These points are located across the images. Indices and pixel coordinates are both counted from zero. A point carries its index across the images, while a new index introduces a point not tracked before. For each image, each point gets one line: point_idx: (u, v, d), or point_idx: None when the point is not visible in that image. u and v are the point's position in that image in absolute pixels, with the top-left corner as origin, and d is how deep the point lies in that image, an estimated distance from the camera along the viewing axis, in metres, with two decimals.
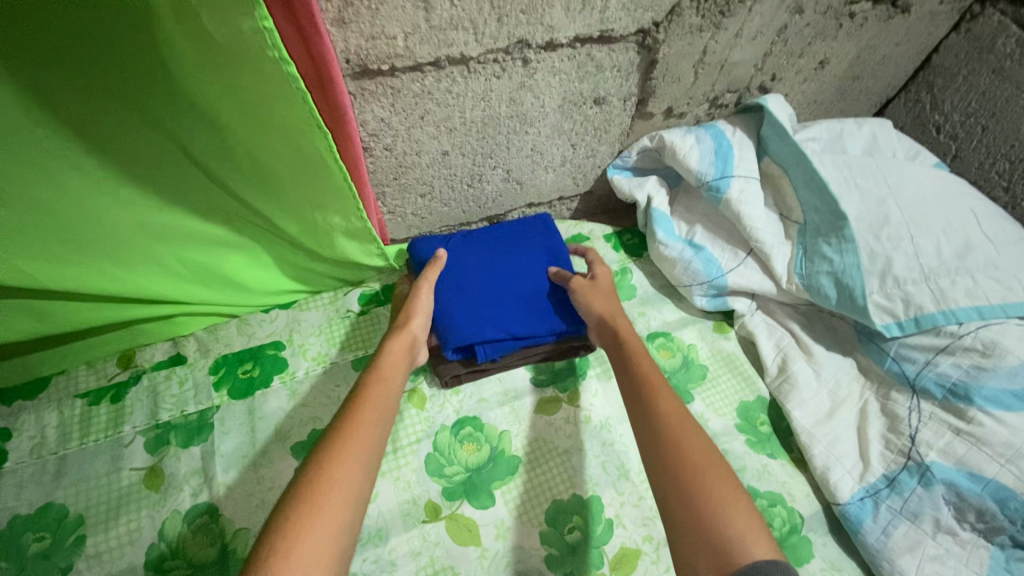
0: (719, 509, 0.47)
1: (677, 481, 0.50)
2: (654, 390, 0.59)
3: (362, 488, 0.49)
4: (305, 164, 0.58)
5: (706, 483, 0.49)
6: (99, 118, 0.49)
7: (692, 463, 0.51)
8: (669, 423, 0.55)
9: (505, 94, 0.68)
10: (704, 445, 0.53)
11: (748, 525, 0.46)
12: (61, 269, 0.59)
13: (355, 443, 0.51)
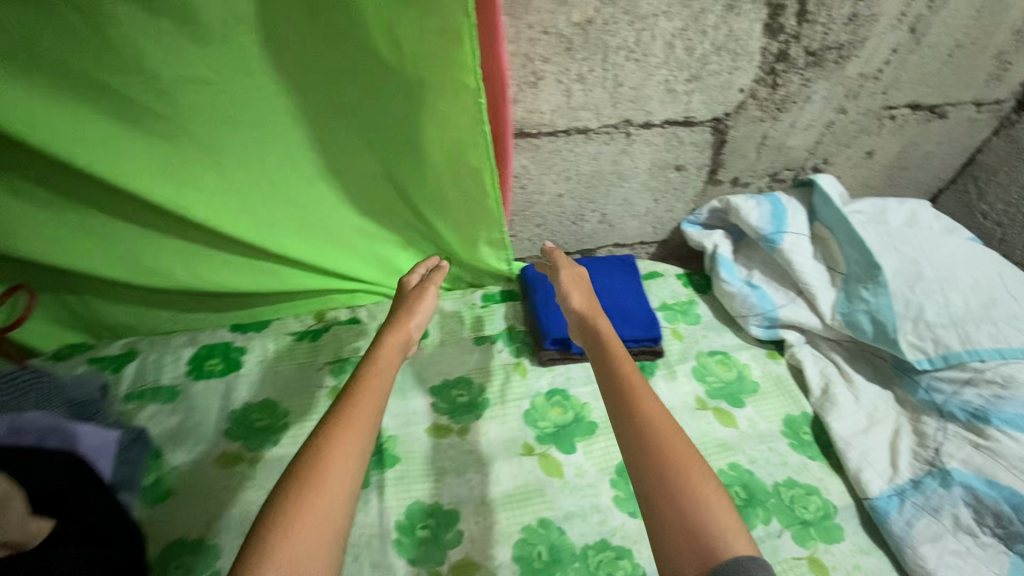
0: (702, 509, 0.50)
1: (659, 479, 0.52)
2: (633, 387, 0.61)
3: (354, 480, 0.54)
4: (472, 202, 0.88)
5: (687, 483, 0.51)
6: (357, 157, 0.83)
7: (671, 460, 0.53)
8: (650, 425, 0.56)
9: (611, 156, 0.94)
10: (688, 446, 0.54)
11: (732, 529, 0.49)
12: (302, 244, 0.91)
13: (344, 440, 0.55)
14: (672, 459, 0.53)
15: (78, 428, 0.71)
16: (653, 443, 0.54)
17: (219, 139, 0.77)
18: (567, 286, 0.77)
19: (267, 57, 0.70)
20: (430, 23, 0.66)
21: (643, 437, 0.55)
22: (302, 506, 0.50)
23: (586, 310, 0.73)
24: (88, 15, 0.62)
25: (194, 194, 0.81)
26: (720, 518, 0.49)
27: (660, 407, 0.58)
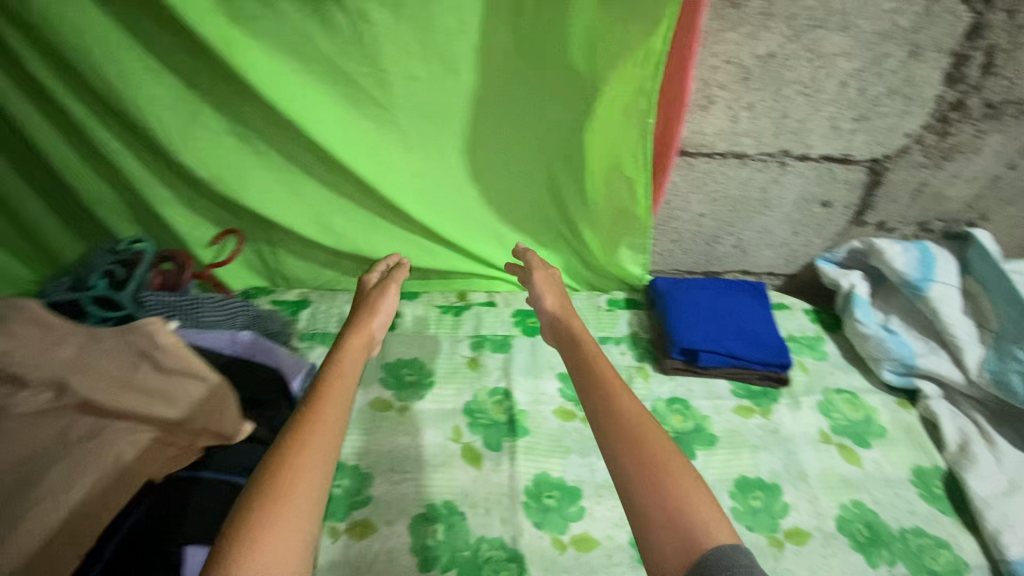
0: (680, 499, 0.47)
1: (638, 470, 0.49)
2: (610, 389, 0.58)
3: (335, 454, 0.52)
4: (622, 210, 0.96)
5: (667, 472, 0.49)
6: (525, 161, 0.94)
7: (643, 449, 0.51)
8: (620, 418, 0.54)
9: (761, 184, 0.98)
10: (658, 432, 0.53)
11: (714, 516, 0.46)
12: (462, 228, 1.02)
13: (327, 413, 0.55)
14: (644, 451, 0.51)
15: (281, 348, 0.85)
16: (630, 438, 0.52)
17: (415, 127, 0.90)
18: (540, 284, 0.82)
19: (473, 58, 0.82)
20: (617, 37, 0.76)
21: (619, 432, 0.53)
22: (285, 481, 0.47)
23: (558, 309, 0.76)
24: (351, 16, 0.77)
25: (386, 172, 0.94)
26: (697, 505, 0.47)
27: (629, 395, 0.57)
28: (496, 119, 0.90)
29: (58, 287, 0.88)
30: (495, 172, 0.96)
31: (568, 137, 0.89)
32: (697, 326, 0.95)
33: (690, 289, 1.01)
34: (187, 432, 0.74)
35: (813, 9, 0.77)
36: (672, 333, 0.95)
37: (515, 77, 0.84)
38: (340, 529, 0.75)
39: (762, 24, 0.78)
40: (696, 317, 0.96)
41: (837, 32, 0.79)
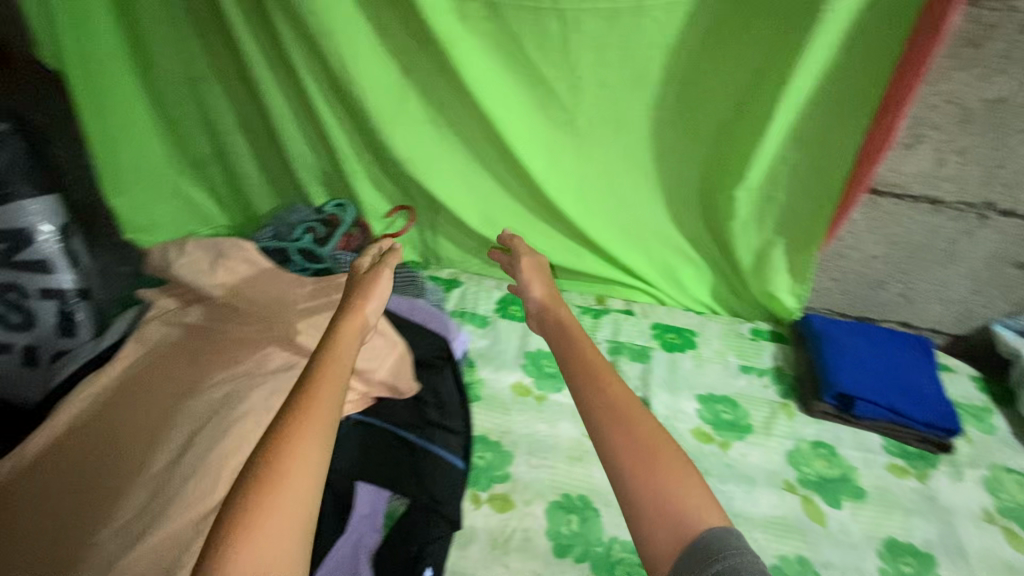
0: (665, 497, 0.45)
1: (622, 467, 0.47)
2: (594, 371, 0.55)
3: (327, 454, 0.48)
4: (786, 245, 0.95)
5: (658, 465, 0.47)
6: (692, 182, 0.96)
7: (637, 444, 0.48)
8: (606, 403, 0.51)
9: (950, 234, 0.91)
10: (649, 426, 0.50)
11: (705, 505, 0.45)
12: (615, 234, 1.04)
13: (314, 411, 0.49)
14: (639, 445, 0.48)
15: (451, 321, 0.93)
16: (617, 435, 0.49)
17: (591, 129, 0.93)
18: (525, 274, 0.76)
19: (670, 69, 0.85)
20: (842, 23, 0.72)
21: (601, 426, 0.50)
22: (265, 506, 0.43)
23: (546, 297, 0.72)
24: (565, 23, 0.81)
25: (556, 171, 0.98)
26: (687, 496, 0.45)
27: (619, 384, 0.53)
28: (677, 140, 0.92)
29: (272, 235, 1.03)
30: (658, 185, 0.98)
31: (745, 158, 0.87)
32: (857, 372, 0.91)
33: (847, 333, 0.97)
34: (363, 379, 0.79)
35: None
36: (825, 375, 0.92)
37: (708, 99, 0.87)
38: (481, 497, 0.79)
39: (999, 68, 0.74)
40: (853, 362, 0.92)
41: None
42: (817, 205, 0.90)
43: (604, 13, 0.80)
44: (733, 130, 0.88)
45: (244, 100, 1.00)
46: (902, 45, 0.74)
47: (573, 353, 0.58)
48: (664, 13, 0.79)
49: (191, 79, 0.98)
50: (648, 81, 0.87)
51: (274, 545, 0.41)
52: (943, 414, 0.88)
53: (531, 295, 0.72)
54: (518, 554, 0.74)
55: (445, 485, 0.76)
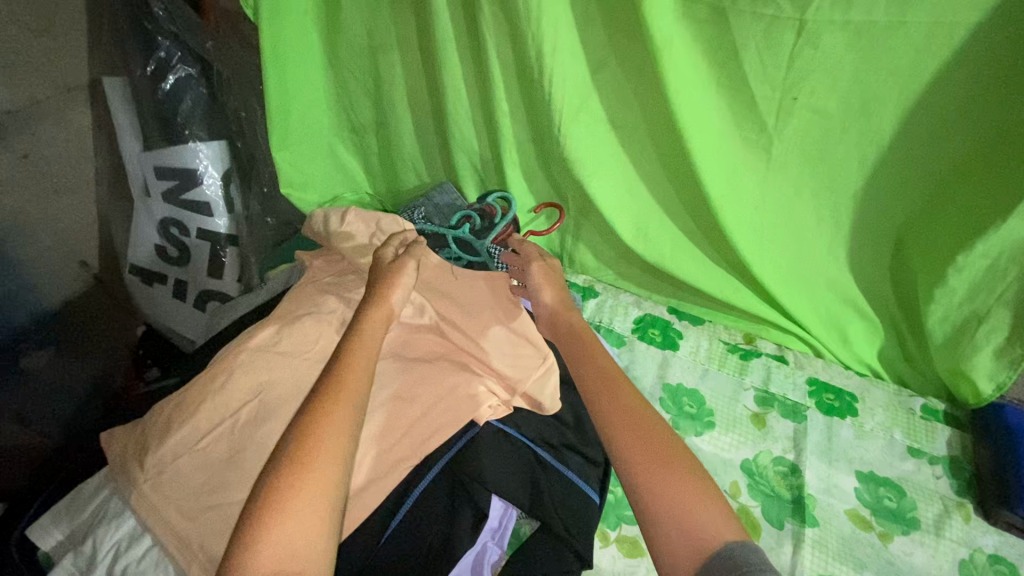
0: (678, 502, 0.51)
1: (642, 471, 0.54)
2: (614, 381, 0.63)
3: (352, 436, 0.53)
4: (987, 340, 0.80)
5: (662, 473, 0.53)
6: (894, 240, 0.85)
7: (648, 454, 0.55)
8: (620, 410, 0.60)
9: None
10: (660, 440, 0.56)
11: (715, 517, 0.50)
12: (783, 274, 0.93)
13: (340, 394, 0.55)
14: (654, 452, 0.55)
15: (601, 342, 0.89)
16: (629, 445, 0.56)
17: (787, 159, 0.82)
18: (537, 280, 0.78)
19: (908, 107, 0.73)
20: None
21: (616, 434, 0.57)
22: (302, 475, 0.48)
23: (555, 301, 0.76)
24: (799, 36, 0.70)
25: (734, 196, 0.87)
26: (695, 505, 0.51)
27: (631, 397, 0.61)
28: (889, 191, 0.81)
29: (423, 217, 1.02)
30: (849, 234, 0.87)
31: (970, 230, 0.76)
32: None
33: None
34: (509, 387, 0.77)
35: None
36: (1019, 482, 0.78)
37: (941, 155, 0.75)
38: (609, 537, 0.74)
39: None
40: None
41: None
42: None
43: (851, 30, 0.68)
44: (964, 196, 0.76)
45: (418, 75, 0.97)
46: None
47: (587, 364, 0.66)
48: (927, 37, 0.66)
49: (372, 47, 0.97)
50: (875, 115, 0.75)
51: (304, 517, 0.47)
52: None
53: (543, 303, 0.76)
54: None
55: (580, 516, 0.70)
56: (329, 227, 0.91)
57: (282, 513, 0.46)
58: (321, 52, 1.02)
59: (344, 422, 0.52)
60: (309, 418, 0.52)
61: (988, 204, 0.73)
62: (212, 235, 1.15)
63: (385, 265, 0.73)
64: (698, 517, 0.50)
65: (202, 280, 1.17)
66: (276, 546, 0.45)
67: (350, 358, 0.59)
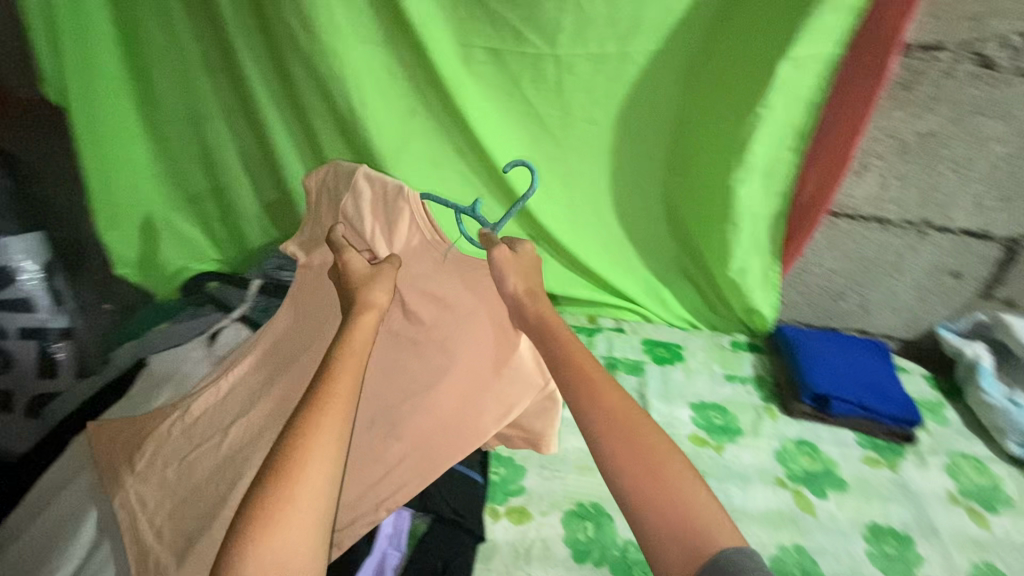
0: (684, 503, 0.50)
1: (634, 478, 0.52)
2: (576, 367, 0.60)
3: (339, 460, 0.52)
4: (756, 275, 1.03)
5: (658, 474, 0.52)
6: (657, 225, 1.05)
7: (635, 460, 0.52)
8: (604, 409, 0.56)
9: (897, 249, 1.04)
10: (649, 440, 0.54)
11: (719, 524, 0.48)
12: (603, 263, 1.09)
13: (330, 413, 0.53)
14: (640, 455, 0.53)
15: None
16: (612, 445, 0.54)
17: (580, 164, 1.00)
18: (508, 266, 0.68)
19: (644, 113, 0.94)
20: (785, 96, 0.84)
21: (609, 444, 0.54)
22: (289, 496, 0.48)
23: (526, 290, 0.67)
24: (560, 65, 0.89)
25: (549, 202, 1.04)
26: (699, 509, 0.49)
27: (616, 396, 0.57)
28: (643, 186, 1.02)
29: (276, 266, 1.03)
30: (635, 220, 1.05)
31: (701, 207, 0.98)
32: (829, 375, 1.01)
33: (814, 340, 1.07)
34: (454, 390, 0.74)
35: (976, 98, 0.86)
36: (801, 378, 1.01)
37: (670, 151, 0.98)
38: (499, 511, 0.82)
39: (928, 107, 0.88)
40: (825, 365, 1.02)
41: (996, 119, 0.88)
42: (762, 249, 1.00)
43: (595, 57, 0.88)
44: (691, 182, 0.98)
45: (245, 138, 1.03)
46: (835, 89, 0.85)
47: (557, 347, 0.63)
48: (647, 58, 0.89)
49: (193, 117, 1.01)
50: (632, 119, 0.95)
51: (291, 537, 0.47)
52: (909, 408, 0.98)
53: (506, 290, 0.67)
54: (541, 563, 0.77)
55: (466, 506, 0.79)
56: (337, 185, 0.79)
57: (263, 540, 0.46)
58: (143, 125, 1.03)
59: (331, 443, 0.52)
60: (296, 438, 0.51)
61: (709, 184, 0.96)
62: (36, 332, 1.04)
63: (358, 271, 0.70)
64: (700, 520, 0.49)
65: (31, 385, 1.03)
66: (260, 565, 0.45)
67: (341, 370, 0.57)
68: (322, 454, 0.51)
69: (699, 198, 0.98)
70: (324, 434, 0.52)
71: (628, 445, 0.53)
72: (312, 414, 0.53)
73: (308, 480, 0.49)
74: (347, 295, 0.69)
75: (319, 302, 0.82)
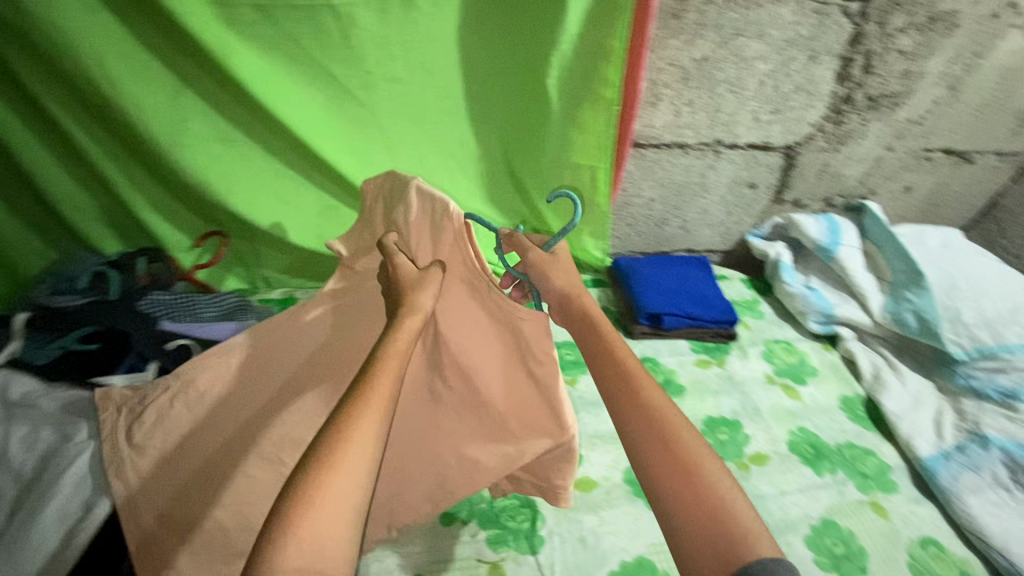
0: (721, 511, 0.48)
1: (676, 486, 0.51)
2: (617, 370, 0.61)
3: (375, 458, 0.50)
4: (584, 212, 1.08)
5: (684, 469, 0.52)
6: (486, 179, 1.05)
7: (670, 461, 0.52)
8: (647, 407, 0.57)
9: (701, 169, 1.14)
10: (684, 438, 0.54)
11: (752, 528, 0.47)
12: None
13: (369, 410, 0.51)
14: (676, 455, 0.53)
15: None
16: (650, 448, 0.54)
17: (393, 128, 0.97)
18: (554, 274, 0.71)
19: (444, 66, 0.90)
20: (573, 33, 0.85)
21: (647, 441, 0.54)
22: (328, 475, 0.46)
23: (568, 288, 0.70)
24: (340, 22, 0.83)
25: (369, 171, 1.00)
26: (735, 512, 0.48)
27: (660, 399, 0.57)
28: (461, 143, 1.00)
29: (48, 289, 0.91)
30: (464, 179, 1.04)
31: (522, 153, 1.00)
32: (659, 294, 1.09)
33: (646, 265, 1.15)
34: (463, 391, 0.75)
35: (736, 21, 0.94)
36: (636, 302, 1.09)
37: (480, 104, 0.96)
38: None
39: (697, 33, 0.94)
40: (655, 286, 1.11)
41: (754, 39, 0.96)
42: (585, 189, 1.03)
43: (375, 9, 0.82)
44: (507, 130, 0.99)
45: None
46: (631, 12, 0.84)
47: (593, 345, 0.65)
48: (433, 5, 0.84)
49: None
50: (434, 72, 0.91)
51: (324, 523, 0.44)
52: (727, 310, 1.10)
53: (551, 288, 0.70)
54: (409, 534, 0.78)
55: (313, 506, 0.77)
56: (393, 196, 0.72)
57: (296, 532, 0.43)
58: None
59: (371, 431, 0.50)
60: (340, 420, 0.50)
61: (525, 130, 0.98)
62: None
63: (410, 272, 0.67)
64: (734, 522, 0.48)
65: None
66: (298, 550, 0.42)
67: (381, 364, 0.57)
68: (363, 441, 0.50)
69: (518, 146, 1.00)
70: (368, 421, 0.51)
71: (669, 444, 0.54)
72: (359, 395, 0.53)
73: (342, 476, 0.47)
74: (393, 294, 0.67)
75: (363, 300, 0.78)
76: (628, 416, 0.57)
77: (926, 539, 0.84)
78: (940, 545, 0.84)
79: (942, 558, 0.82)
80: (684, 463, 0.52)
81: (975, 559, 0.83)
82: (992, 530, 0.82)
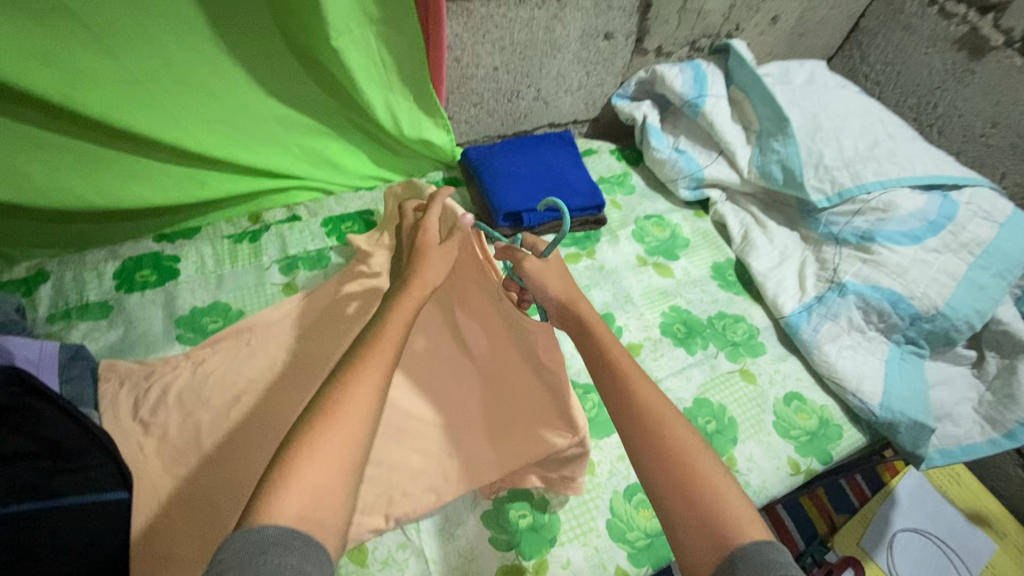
0: (711, 500, 0.47)
1: (669, 479, 0.49)
2: (625, 370, 0.58)
3: (376, 408, 0.49)
4: (415, 86, 0.87)
5: (676, 455, 0.51)
6: (268, 69, 0.80)
7: (660, 450, 0.51)
8: (639, 400, 0.55)
9: (544, 22, 0.92)
10: (672, 425, 0.53)
11: (745, 513, 0.46)
12: (223, 142, 0.84)
13: (371, 364, 0.51)
14: (665, 448, 0.51)
15: (8, 341, 0.65)
16: (640, 442, 0.53)
17: (97, 14, 0.66)
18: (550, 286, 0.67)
19: None
20: None
21: (639, 432, 0.53)
22: (331, 424, 0.46)
23: (564, 297, 0.67)
24: None
25: (84, 84, 0.70)
26: (726, 497, 0.47)
27: (651, 389, 0.56)
28: (211, 22, 0.72)
29: None
30: (237, 75, 0.79)
31: (307, 27, 0.75)
32: (514, 188, 0.94)
33: (498, 155, 0.98)
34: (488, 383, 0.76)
35: None
36: (489, 201, 0.93)
37: None
38: None
39: None
40: (512, 179, 0.94)
41: None
42: (400, 62, 0.83)
43: None
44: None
45: None
46: None
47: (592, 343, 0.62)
48: None
49: None
50: None
51: (319, 481, 0.42)
52: (594, 192, 0.97)
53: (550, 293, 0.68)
54: None
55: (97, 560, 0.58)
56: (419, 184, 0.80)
57: (293, 485, 0.41)
58: None
59: (371, 391, 0.49)
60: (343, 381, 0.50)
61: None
62: None
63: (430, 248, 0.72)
64: (725, 507, 0.47)
65: None
66: (294, 500, 0.41)
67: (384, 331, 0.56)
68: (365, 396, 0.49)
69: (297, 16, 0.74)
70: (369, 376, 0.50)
71: (656, 430, 0.53)
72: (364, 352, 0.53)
73: (337, 429, 0.46)
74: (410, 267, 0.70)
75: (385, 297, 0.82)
76: (625, 408, 0.56)
77: (791, 395, 0.86)
78: (802, 398, 0.86)
79: (803, 410, 0.85)
80: (670, 451, 0.51)
81: (831, 404, 0.87)
82: (846, 375, 0.85)
